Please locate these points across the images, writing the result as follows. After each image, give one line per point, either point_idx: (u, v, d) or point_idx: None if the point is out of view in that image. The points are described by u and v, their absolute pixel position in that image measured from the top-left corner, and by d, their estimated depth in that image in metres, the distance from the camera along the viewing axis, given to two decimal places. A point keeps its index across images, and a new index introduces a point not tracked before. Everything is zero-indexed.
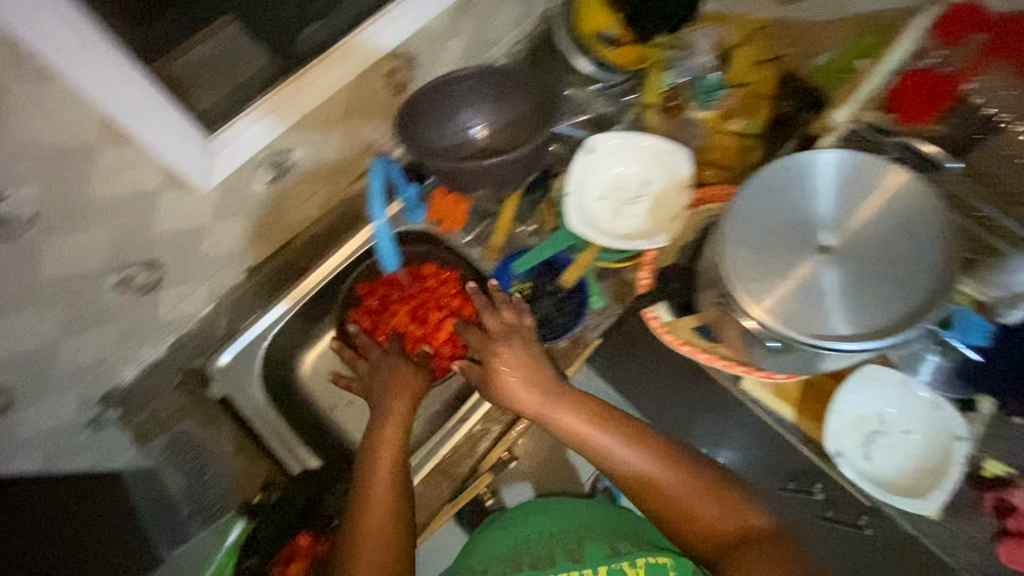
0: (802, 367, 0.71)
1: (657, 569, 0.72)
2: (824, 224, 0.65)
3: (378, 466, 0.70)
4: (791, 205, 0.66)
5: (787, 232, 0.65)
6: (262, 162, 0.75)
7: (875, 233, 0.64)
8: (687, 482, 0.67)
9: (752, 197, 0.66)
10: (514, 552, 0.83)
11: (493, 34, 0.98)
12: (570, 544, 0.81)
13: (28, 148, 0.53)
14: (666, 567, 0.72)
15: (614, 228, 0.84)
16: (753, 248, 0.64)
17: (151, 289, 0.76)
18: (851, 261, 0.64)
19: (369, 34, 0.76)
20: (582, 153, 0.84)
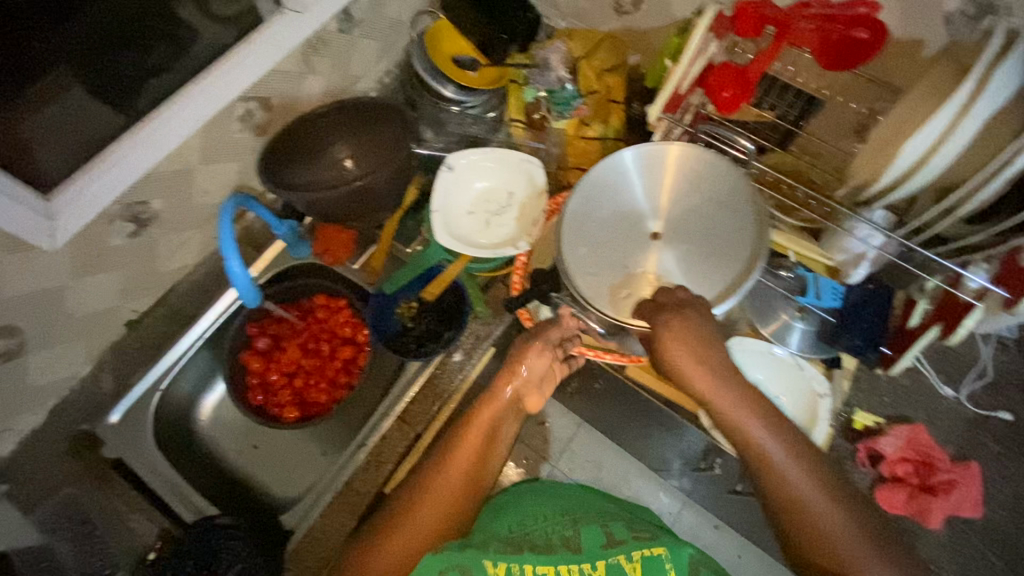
0: None
1: (653, 563, 0.65)
2: (652, 214, 0.70)
3: (451, 478, 0.70)
4: (620, 205, 0.70)
5: (621, 227, 0.70)
6: (117, 217, 0.77)
7: (696, 211, 0.69)
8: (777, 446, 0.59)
9: (583, 205, 0.70)
10: (514, 537, 0.72)
11: (357, 69, 1.01)
12: (567, 530, 0.73)
13: None
14: (662, 560, 0.65)
15: (480, 239, 0.88)
16: (593, 254, 0.68)
17: (13, 355, 0.76)
18: (682, 240, 0.69)
19: (214, 81, 0.78)
20: (442, 172, 0.88)
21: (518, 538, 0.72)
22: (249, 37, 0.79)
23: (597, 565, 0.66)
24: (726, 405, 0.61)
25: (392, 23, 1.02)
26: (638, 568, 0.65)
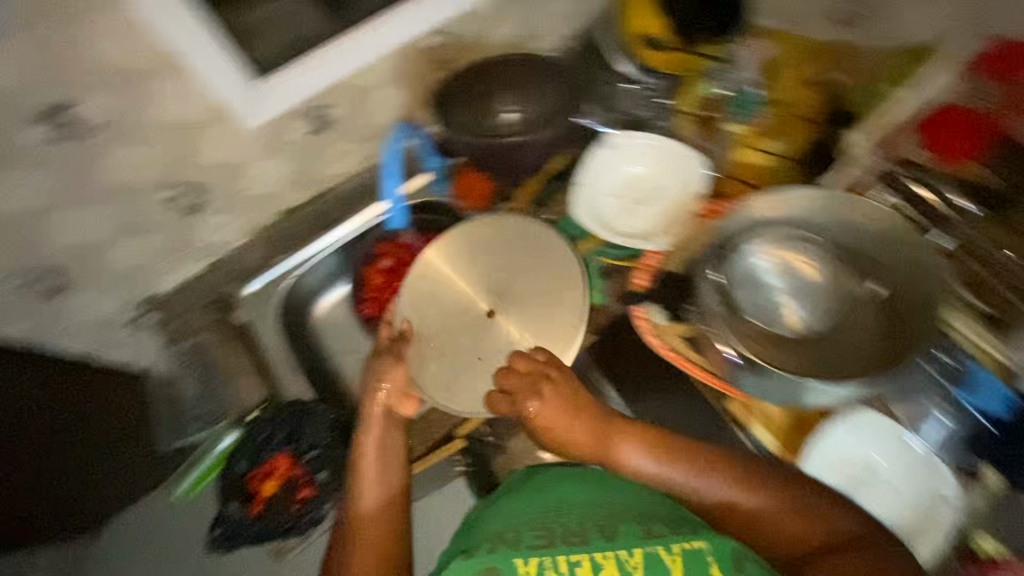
0: (789, 398, 0.71)
1: (694, 555, 0.51)
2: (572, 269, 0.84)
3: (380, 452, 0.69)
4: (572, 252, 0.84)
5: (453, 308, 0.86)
6: (303, 112, 0.83)
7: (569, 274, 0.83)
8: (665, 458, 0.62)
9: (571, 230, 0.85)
10: (539, 522, 0.57)
11: (545, 25, 1.01)
12: (604, 520, 0.56)
13: (103, 67, 0.63)
14: (704, 553, 0.51)
15: (619, 225, 0.85)
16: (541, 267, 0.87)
17: (196, 209, 0.86)
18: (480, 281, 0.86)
19: (414, 9, 0.83)
20: (600, 148, 0.86)
21: (545, 519, 0.57)
22: None
23: (634, 553, 0.51)
24: (557, 419, 0.63)
25: None
26: (679, 562, 0.50)
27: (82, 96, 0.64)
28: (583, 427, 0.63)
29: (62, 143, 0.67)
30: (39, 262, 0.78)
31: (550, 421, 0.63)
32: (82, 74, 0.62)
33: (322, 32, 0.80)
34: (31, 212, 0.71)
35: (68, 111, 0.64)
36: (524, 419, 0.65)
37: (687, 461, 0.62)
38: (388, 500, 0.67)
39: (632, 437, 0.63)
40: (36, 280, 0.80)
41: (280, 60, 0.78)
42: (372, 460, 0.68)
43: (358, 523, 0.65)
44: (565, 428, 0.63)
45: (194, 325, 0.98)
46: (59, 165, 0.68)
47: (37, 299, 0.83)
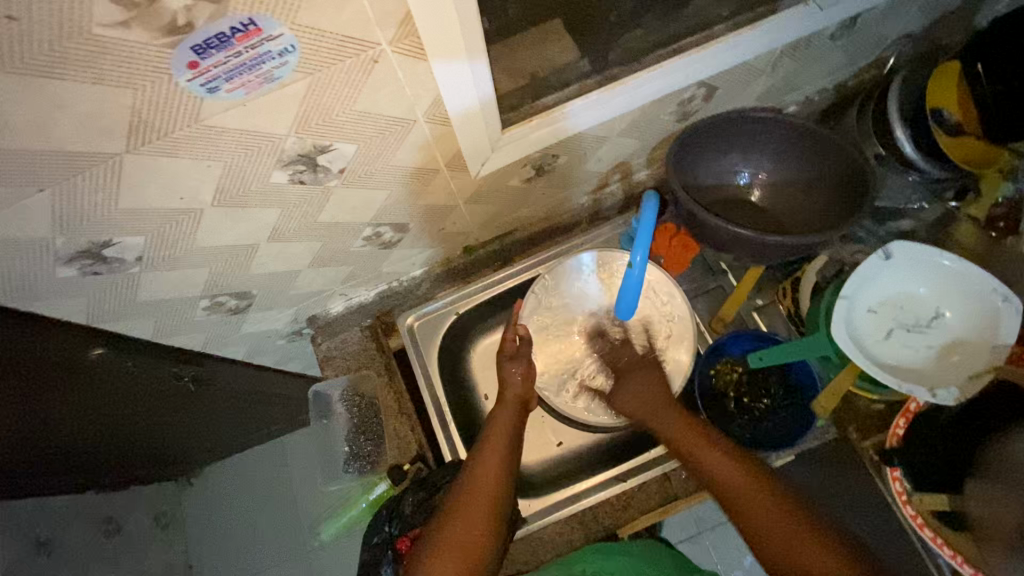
0: None
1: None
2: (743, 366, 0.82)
3: (502, 423, 0.75)
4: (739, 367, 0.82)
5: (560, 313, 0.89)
6: (531, 161, 0.72)
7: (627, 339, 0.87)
8: (771, 513, 0.58)
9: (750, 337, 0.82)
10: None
11: (805, 79, 0.84)
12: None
13: (365, 112, 0.52)
14: None
15: (884, 356, 0.69)
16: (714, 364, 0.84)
17: (390, 244, 0.78)
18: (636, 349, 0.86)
19: (688, 62, 0.68)
20: (874, 256, 0.70)
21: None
22: (752, 23, 0.68)
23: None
24: (706, 456, 0.65)
25: (877, 42, 0.82)
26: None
27: (330, 141, 0.53)
28: (733, 474, 0.62)
29: (298, 187, 0.58)
30: (233, 288, 0.71)
31: (694, 450, 0.66)
32: (340, 119, 0.51)
33: (574, 77, 0.69)
34: (243, 246, 0.64)
35: (318, 157, 0.55)
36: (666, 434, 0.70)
37: (796, 524, 0.56)
38: (509, 443, 0.72)
39: (759, 499, 0.59)
40: (224, 303, 0.74)
41: (524, 105, 0.67)
42: (515, 403, 0.78)
43: (482, 448, 0.70)
44: (707, 459, 0.64)
45: (353, 352, 0.92)
46: (285, 207, 0.60)
47: (220, 317, 0.77)
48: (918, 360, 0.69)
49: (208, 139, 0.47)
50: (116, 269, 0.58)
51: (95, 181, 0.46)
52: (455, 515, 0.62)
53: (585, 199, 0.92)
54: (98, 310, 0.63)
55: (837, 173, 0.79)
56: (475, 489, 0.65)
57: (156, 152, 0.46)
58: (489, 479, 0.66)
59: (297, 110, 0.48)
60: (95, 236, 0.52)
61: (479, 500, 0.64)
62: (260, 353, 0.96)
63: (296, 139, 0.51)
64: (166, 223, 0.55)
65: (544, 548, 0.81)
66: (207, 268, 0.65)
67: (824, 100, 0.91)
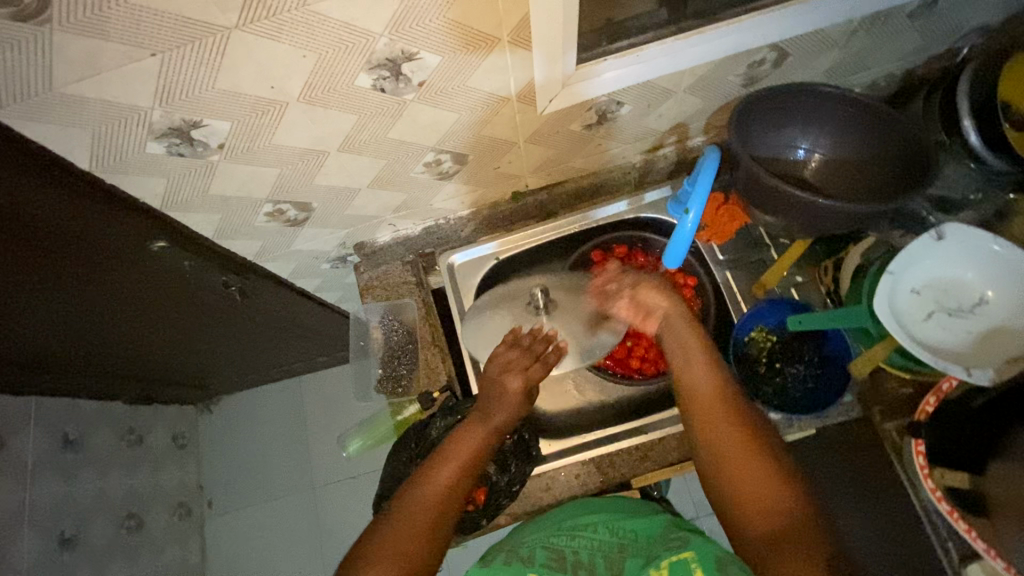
0: None
1: (681, 566, 0.63)
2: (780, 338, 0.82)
3: (467, 437, 0.71)
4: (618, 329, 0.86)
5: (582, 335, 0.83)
6: (595, 106, 0.74)
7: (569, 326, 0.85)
8: (735, 435, 0.64)
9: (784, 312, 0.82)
10: (555, 542, 0.72)
11: (875, 61, 0.84)
12: (612, 549, 0.71)
13: (455, 24, 0.54)
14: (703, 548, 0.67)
15: (923, 335, 0.69)
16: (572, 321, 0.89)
17: (446, 177, 0.81)
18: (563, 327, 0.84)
19: (765, 20, 0.69)
20: (925, 235, 0.71)
21: (561, 545, 0.71)
22: None
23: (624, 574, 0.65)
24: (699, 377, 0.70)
25: (955, 28, 0.81)
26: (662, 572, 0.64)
27: (417, 48, 0.55)
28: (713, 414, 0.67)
29: (379, 95, 0.60)
30: (295, 197, 0.75)
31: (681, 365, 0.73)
32: (433, 26, 0.53)
33: (652, 20, 0.69)
34: (314, 152, 0.67)
35: (403, 66, 0.57)
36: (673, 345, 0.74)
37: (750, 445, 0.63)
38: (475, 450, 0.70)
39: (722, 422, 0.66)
40: (284, 212, 0.77)
41: (598, 46, 0.68)
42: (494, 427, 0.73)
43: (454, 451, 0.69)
44: (696, 390, 0.70)
45: (394, 282, 0.95)
46: (364, 116, 0.63)
47: (278, 227, 0.81)
48: (954, 341, 0.69)
49: (310, 27, 0.49)
50: (198, 155, 0.61)
51: (200, 55, 0.49)
52: (399, 521, 0.63)
53: (637, 159, 0.93)
54: (172, 196, 0.67)
55: (894, 157, 0.79)
56: (424, 494, 0.65)
57: (261, 33, 0.49)
58: (443, 485, 0.66)
59: (396, 9, 0.50)
60: (187, 114, 0.55)
61: (425, 505, 0.64)
62: (303, 274, 1.00)
63: (388, 43, 0.54)
64: (251, 112, 0.57)
65: (558, 487, 0.85)
66: (278, 169, 0.68)
67: (890, 86, 0.91)
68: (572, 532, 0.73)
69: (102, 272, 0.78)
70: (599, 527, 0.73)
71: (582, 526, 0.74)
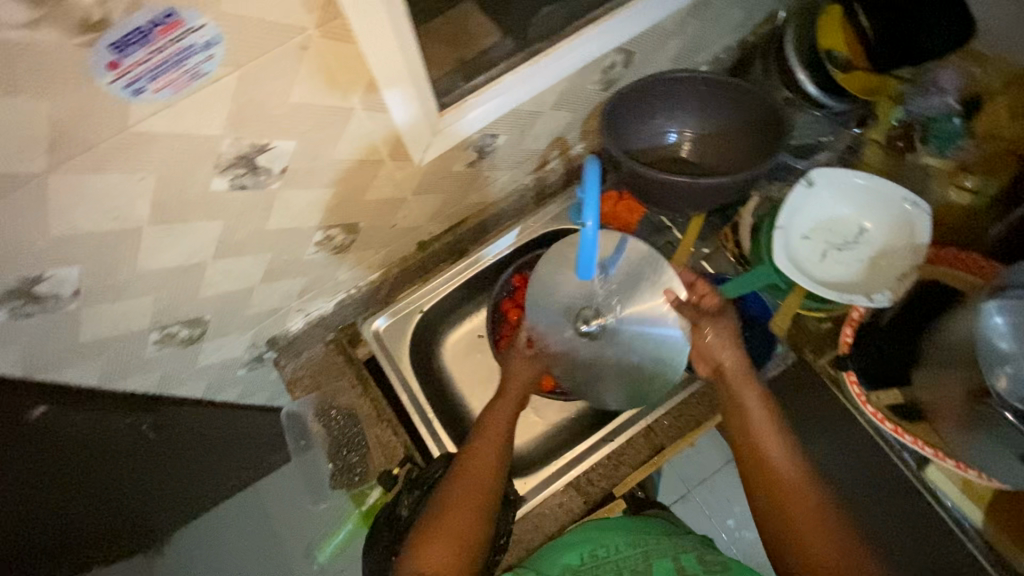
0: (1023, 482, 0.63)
1: None
2: None
3: (474, 466, 0.71)
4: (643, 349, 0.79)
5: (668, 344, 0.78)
6: (471, 143, 0.74)
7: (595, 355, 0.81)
8: (812, 525, 0.59)
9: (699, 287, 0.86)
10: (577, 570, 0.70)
11: (710, 40, 0.91)
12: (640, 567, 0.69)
13: (301, 105, 0.52)
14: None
15: (822, 275, 0.75)
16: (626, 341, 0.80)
17: (342, 248, 0.77)
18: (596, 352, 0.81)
19: (603, 29, 0.72)
20: (800, 186, 0.76)
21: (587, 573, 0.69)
22: None
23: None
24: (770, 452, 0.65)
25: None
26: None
27: (267, 138, 0.52)
28: (806, 515, 0.60)
29: (240, 193, 0.56)
30: (183, 316, 0.68)
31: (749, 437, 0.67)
32: (276, 113, 0.51)
33: (503, 49, 0.72)
34: (189, 267, 0.61)
35: (256, 159, 0.54)
36: (736, 418, 0.69)
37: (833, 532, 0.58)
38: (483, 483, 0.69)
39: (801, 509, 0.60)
40: (175, 333, 0.71)
41: (456, 88, 0.69)
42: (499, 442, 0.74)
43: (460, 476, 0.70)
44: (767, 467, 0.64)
45: (320, 368, 0.90)
46: (232, 217, 0.59)
47: (173, 350, 0.74)
48: (851, 272, 0.75)
49: (139, 148, 0.45)
50: (52, 308, 0.54)
51: (16, 209, 0.44)
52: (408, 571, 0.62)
53: (529, 179, 0.95)
54: (34, 358, 0.59)
55: (752, 122, 0.85)
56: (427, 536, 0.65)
57: (87, 167, 0.44)
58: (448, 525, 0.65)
59: (229, 107, 0.47)
60: (24, 271, 0.49)
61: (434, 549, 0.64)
62: (220, 388, 0.92)
63: (232, 141, 0.50)
64: (98, 248, 0.51)
65: (546, 522, 0.82)
66: (152, 295, 0.61)
67: (731, 58, 0.99)
68: (597, 556, 0.71)
69: (97, 463, 0.71)
70: (622, 545, 0.72)
71: (605, 550, 0.72)
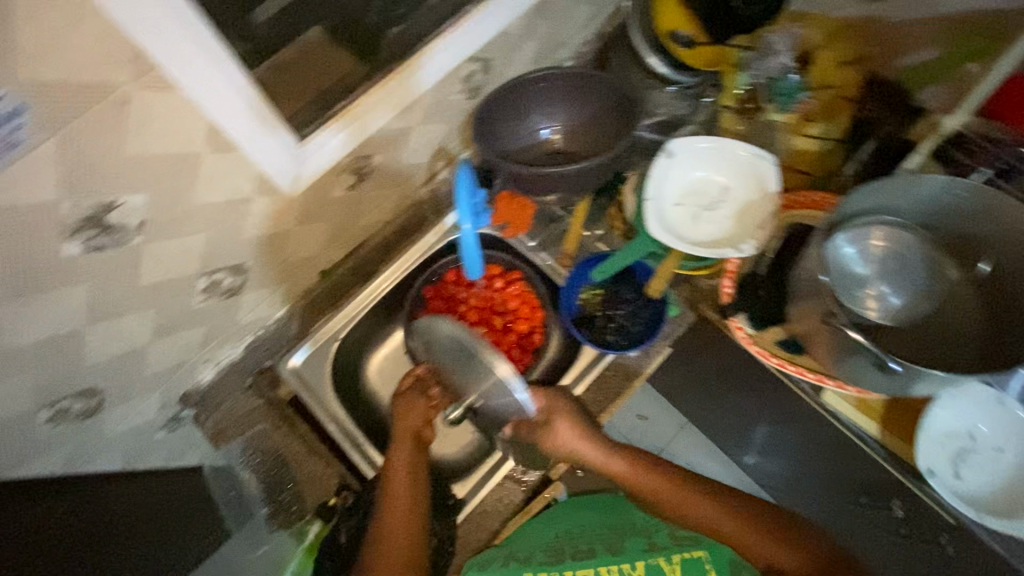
0: (892, 391, 0.69)
1: (694, 563, 0.80)
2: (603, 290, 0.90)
3: (400, 482, 0.76)
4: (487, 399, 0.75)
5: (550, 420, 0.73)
6: (345, 168, 0.76)
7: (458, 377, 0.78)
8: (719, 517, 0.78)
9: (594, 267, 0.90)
10: (556, 543, 0.87)
11: (566, 36, 0.97)
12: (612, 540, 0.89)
13: (140, 158, 0.52)
14: (700, 560, 0.80)
15: (696, 236, 0.81)
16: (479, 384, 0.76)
17: (235, 292, 0.77)
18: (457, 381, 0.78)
19: (451, 41, 0.75)
20: (662, 158, 0.83)
21: (559, 544, 0.87)
22: None
23: (637, 566, 0.82)
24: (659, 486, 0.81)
25: None
26: (677, 569, 0.80)
27: (112, 196, 0.53)
28: (720, 519, 0.77)
29: (99, 254, 0.56)
30: (71, 388, 0.67)
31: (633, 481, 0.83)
32: (113, 170, 0.51)
33: (357, 74, 0.74)
34: (62, 337, 0.60)
35: (105, 218, 0.54)
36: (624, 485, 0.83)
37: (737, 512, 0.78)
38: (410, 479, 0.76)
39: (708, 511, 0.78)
40: (69, 408, 0.69)
41: (316, 118, 0.70)
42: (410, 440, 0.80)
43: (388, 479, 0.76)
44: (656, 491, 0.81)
45: (241, 415, 0.89)
46: (96, 280, 0.58)
47: (71, 425, 0.72)
48: (721, 227, 0.82)
49: None
50: None
51: None
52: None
53: (421, 192, 0.97)
54: None
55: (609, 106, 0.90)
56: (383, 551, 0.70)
57: None
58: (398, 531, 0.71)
59: (57, 172, 0.47)
60: None
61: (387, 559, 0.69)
62: (140, 456, 0.89)
63: (73, 205, 0.51)
64: None
65: (488, 519, 0.84)
66: (27, 373, 0.60)
67: (593, 50, 1.05)
68: (571, 534, 0.89)
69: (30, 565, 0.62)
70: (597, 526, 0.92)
71: (584, 529, 0.91)
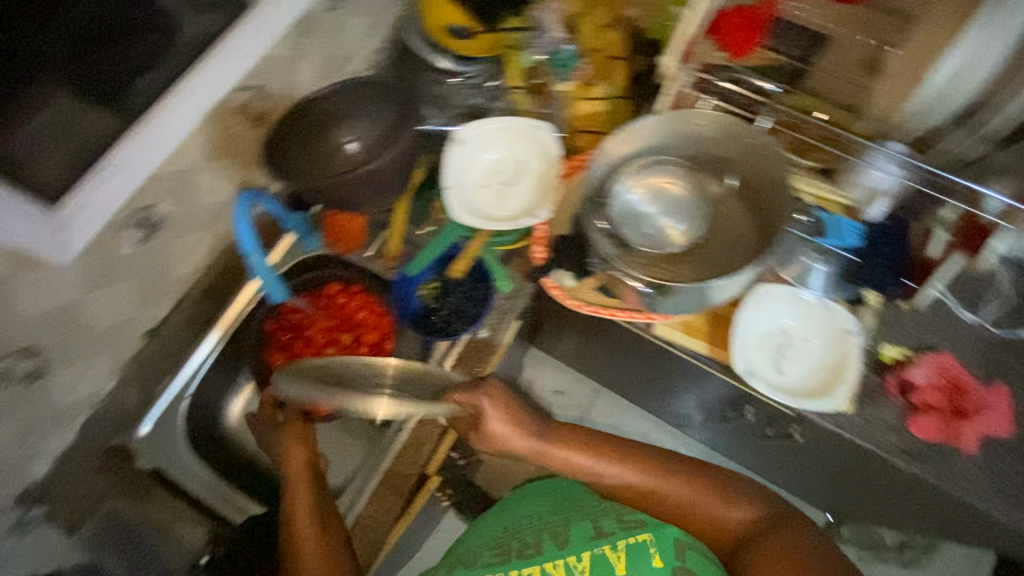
0: (690, 306, 0.77)
1: (639, 546, 0.74)
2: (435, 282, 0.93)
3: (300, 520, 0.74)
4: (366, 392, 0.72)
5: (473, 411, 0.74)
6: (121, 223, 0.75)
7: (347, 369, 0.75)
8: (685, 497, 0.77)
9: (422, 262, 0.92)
10: (503, 539, 0.82)
11: (348, 51, 0.99)
12: (557, 527, 0.81)
13: None
14: (648, 545, 0.74)
15: (500, 211, 0.86)
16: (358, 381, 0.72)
17: (35, 374, 0.75)
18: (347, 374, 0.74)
19: (199, 77, 0.77)
20: (452, 147, 0.85)
21: (504, 541, 0.81)
22: (234, 28, 0.80)
23: (581, 557, 0.75)
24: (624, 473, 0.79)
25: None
26: (622, 556, 0.74)
27: None
28: (680, 497, 0.77)
29: None
30: None
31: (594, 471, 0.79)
32: None
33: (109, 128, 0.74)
34: None
35: None
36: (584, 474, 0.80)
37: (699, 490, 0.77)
38: (314, 520, 0.74)
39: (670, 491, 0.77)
40: None
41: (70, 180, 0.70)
42: (305, 472, 0.78)
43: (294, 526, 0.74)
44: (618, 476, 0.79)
45: (93, 498, 0.85)
46: None
47: None
48: (523, 197, 0.86)
49: None
50: None
51: None
52: None
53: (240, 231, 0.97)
54: None
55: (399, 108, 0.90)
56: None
57: None
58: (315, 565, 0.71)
59: None
60: None
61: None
62: None
63: None
64: None
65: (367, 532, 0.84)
66: None
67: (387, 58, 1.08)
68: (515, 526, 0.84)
69: None
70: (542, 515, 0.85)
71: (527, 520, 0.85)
